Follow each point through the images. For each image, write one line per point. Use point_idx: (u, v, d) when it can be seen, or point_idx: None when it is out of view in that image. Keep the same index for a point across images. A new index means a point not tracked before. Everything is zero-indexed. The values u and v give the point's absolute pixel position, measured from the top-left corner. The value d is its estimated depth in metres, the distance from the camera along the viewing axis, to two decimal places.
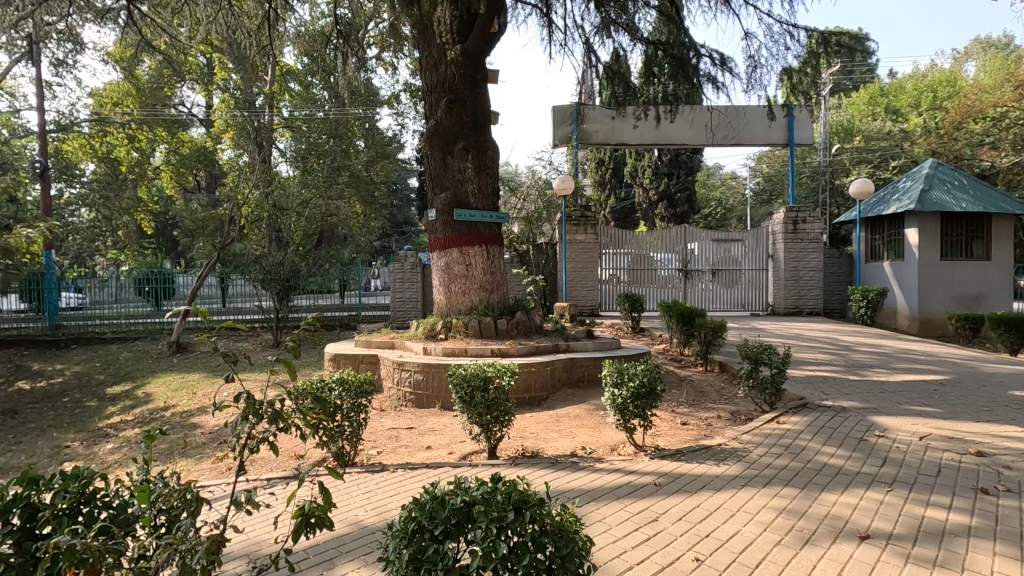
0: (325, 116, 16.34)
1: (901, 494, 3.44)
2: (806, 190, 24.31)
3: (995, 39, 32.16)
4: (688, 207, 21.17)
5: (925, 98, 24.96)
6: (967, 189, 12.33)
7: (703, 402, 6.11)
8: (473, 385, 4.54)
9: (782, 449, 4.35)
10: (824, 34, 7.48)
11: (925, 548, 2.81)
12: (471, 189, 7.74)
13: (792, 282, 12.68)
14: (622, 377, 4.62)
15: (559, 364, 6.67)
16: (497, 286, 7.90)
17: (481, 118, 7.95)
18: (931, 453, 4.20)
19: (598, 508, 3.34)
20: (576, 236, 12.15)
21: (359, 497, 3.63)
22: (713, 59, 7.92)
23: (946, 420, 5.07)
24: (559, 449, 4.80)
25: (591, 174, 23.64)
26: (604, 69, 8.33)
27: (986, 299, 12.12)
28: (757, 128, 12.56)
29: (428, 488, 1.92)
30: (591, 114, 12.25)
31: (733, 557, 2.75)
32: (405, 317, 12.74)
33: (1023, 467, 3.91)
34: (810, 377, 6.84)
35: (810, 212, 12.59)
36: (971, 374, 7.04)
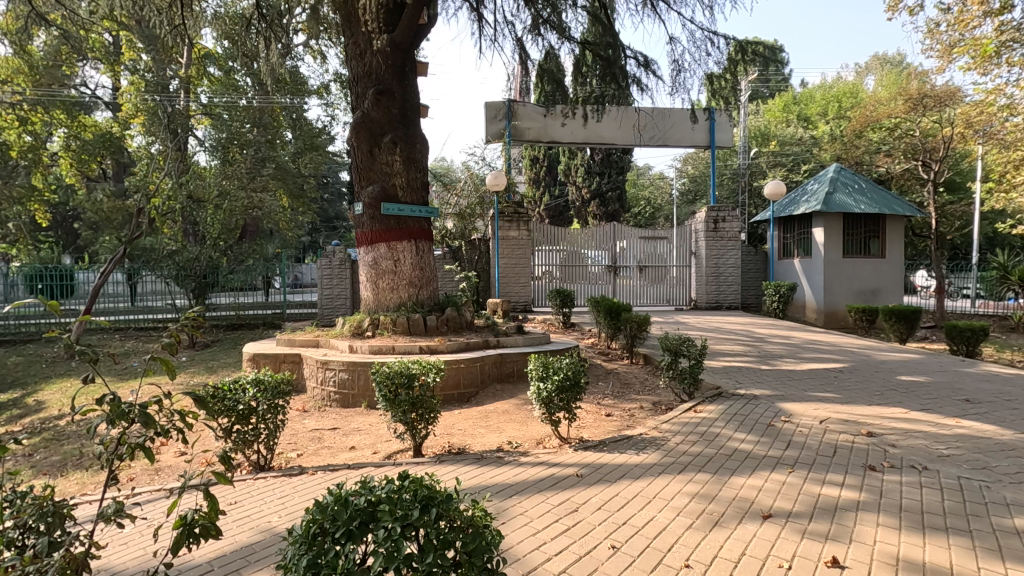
0: (248, 103, 15.37)
1: (802, 474, 3.69)
2: (727, 191, 25.71)
3: (891, 57, 35.29)
4: (619, 206, 21.84)
5: (832, 109, 27.02)
6: (866, 192, 13.42)
7: (627, 394, 6.30)
8: (397, 382, 4.43)
9: (698, 436, 4.55)
10: (742, 42, 7.87)
11: (819, 523, 3.02)
12: (399, 182, 7.56)
13: (712, 278, 13.33)
14: (547, 371, 4.67)
15: (489, 360, 6.66)
16: (427, 283, 7.78)
17: (410, 111, 7.78)
18: (829, 435, 4.53)
19: (521, 502, 3.35)
20: (508, 232, 12.19)
21: (274, 503, 3.45)
22: (638, 61, 8.16)
23: (844, 404, 5.50)
24: (486, 444, 4.79)
25: (526, 172, 23.80)
26: (535, 66, 8.36)
27: (882, 293, 13.24)
28: (681, 130, 13.08)
29: (333, 488, 1.85)
30: (523, 111, 12.33)
31: (648, 543, 2.83)
32: (333, 314, 12.34)
33: (906, 445, 4.29)
34: (725, 367, 7.22)
35: (729, 212, 13.24)
36: (866, 362, 7.70)
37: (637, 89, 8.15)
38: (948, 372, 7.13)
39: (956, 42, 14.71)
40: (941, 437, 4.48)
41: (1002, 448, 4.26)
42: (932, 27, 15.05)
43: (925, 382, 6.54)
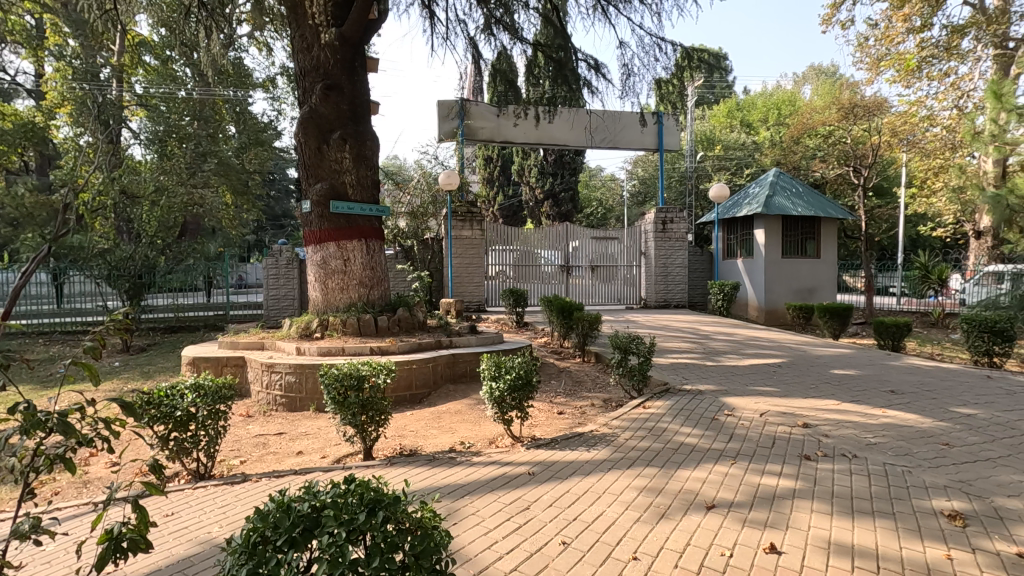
0: (188, 95, 14.63)
1: (743, 465, 3.85)
2: (675, 194, 26.51)
3: (826, 68, 37.29)
4: (572, 206, 22.16)
5: (772, 116, 28.32)
6: (803, 196, 14.12)
7: (579, 391, 6.40)
8: (346, 384, 4.34)
9: (647, 431, 4.67)
10: (688, 48, 8.12)
11: (758, 512, 3.15)
12: (349, 180, 7.39)
13: (661, 277, 13.72)
14: (499, 370, 4.67)
15: (441, 360, 6.61)
16: (378, 282, 7.65)
17: (360, 107, 7.62)
18: (768, 427, 4.75)
19: (472, 502, 3.34)
20: (462, 232, 12.13)
21: (214, 513, 3.30)
22: (588, 64, 8.29)
23: (782, 397, 5.78)
24: (438, 445, 4.75)
25: (480, 172, 23.75)
26: (487, 66, 8.36)
27: (817, 292, 13.97)
28: (631, 133, 13.38)
29: (275, 495, 1.80)
30: (476, 111, 12.30)
31: (597, 537, 2.89)
32: (279, 315, 11.94)
33: (837, 435, 4.55)
34: (673, 364, 7.44)
35: (677, 213, 13.64)
36: (803, 357, 8.12)
37: (588, 92, 8.28)
38: (875, 365, 7.60)
39: (883, 56, 15.67)
40: (869, 426, 4.77)
41: (923, 434, 4.57)
42: (861, 41, 16.03)
43: (855, 375, 6.96)
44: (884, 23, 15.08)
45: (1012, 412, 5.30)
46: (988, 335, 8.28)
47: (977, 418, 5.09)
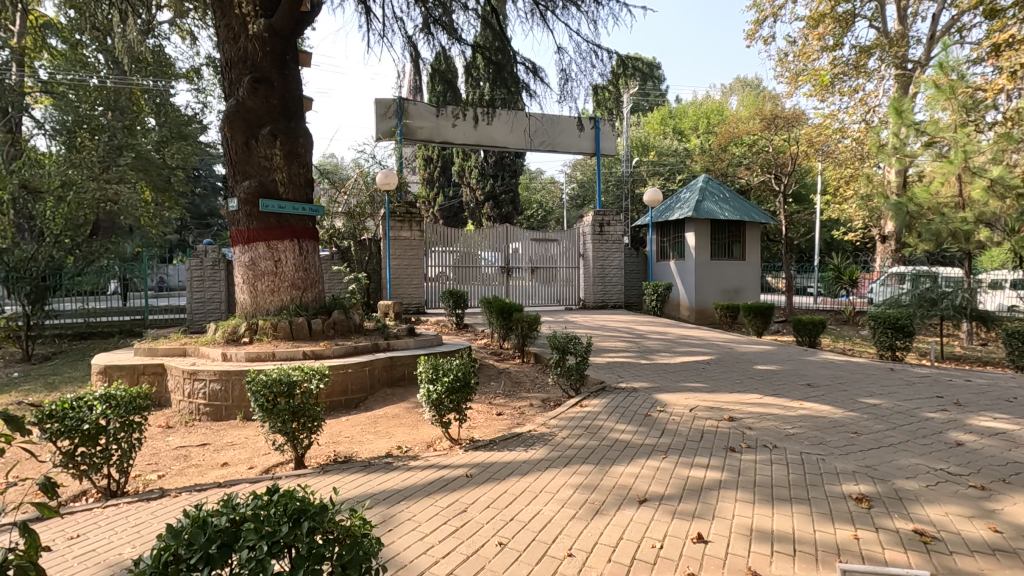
0: (101, 83, 13.57)
1: (673, 459, 4.00)
2: (612, 197, 27.30)
3: (750, 80, 39.55)
4: (513, 208, 22.33)
5: (702, 124, 29.71)
6: (729, 201, 14.87)
7: (517, 392, 6.43)
8: (276, 391, 4.15)
9: (583, 429, 4.76)
10: (623, 57, 8.37)
11: (686, 503, 3.28)
12: (279, 178, 7.09)
13: (599, 279, 14.05)
14: (437, 372, 4.62)
15: (378, 363, 6.48)
16: (312, 284, 7.40)
17: (291, 103, 7.33)
18: (697, 422, 4.95)
19: (408, 507, 3.28)
20: (400, 232, 11.92)
21: (126, 533, 3.05)
22: (526, 67, 8.36)
23: (710, 393, 6.06)
24: (374, 451, 4.65)
25: (420, 172, 23.46)
26: (426, 66, 8.26)
27: (743, 292, 14.76)
28: (569, 137, 13.62)
29: (190, 510, 1.71)
30: (415, 110, 12.14)
31: (533, 536, 2.91)
32: (205, 319, 11.28)
33: (760, 427, 4.81)
34: (609, 363, 7.62)
35: (613, 216, 14.01)
36: (729, 354, 8.56)
37: (527, 95, 8.35)
38: (793, 361, 8.11)
39: (800, 71, 16.79)
40: (788, 418, 5.09)
41: (835, 424, 4.92)
42: (781, 57, 17.11)
43: (776, 370, 7.41)
44: (801, 41, 16.18)
45: (911, 400, 5.80)
46: (891, 330, 9.02)
47: (881, 407, 5.53)
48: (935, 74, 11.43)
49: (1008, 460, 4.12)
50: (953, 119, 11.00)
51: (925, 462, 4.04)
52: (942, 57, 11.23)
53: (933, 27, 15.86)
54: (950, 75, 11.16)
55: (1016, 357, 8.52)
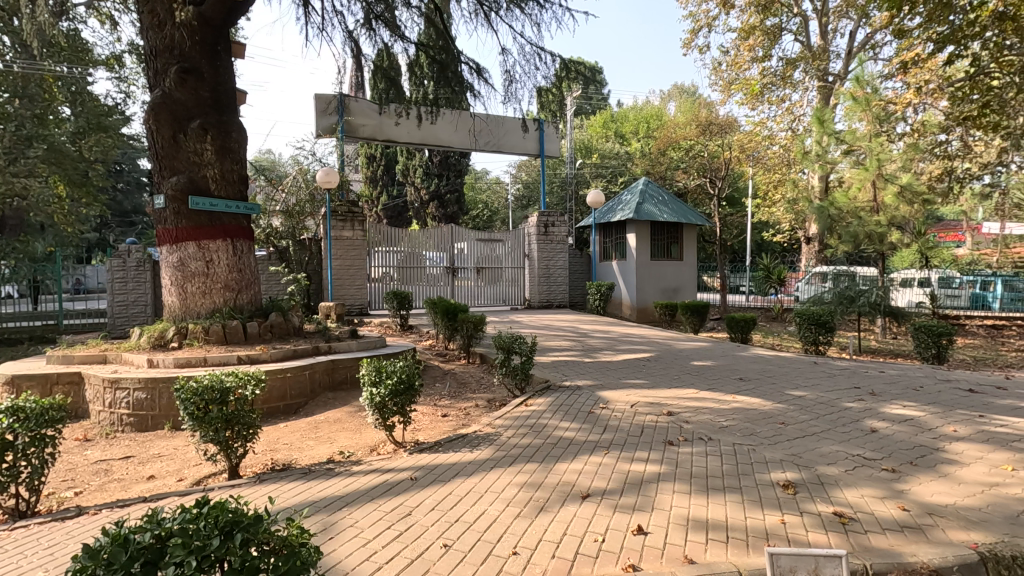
0: (6, 68, 12.44)
1: (614, 454, 4.12)
2: (556, 198, 27.69)
3: (687, 87, 41.16)
4: (458, 208, 22.22)
5: (642, 128, 30.64)
6: (668, 204, 15.39)
7: (463, 393, 6.41)
8: (207, 398, 3.94)
9: (528, 428, 4.81)
10: (566, 61, 8.50)
11: (627, 497, 3.38)
12: (211, 174, 6.74)
13: (544, 278, 14.21)
14: (380, 375, 4.53)
15: (319, 367, 6.29)
16: (247, 285, 7.09)
17: (223, 95, 6.99)
18: (638, 417, 5.10)
19: (350, 513, 3.21)
20: (342, 232, 11.60)
21: (37, 556, 2.82)
22: (471, 67, 8.34)
23: (650, 389, 6.26)
24: (314, 457, 4.51)
25: (363, 170, 22.92)
26: (368, 62, 8.06)
27: (681, 291, 15.34)
28: (514, 138, 13.70)
29: (110, 528, 1.61)
30: (356, 107, 11.86)
31: (478, 536, 2.91)
32: (128, 323, 10.57)
33: (696, 420, 5.02)
34: (554, 362, 7.73)
35: (558, 217, 14.21)
36: (668, 351, 8.87)
37: (471, 95, 8.32)
38: (728, 356, 8.50)
39: (733, 80, 17.62)
40: (722, 411, 5.33)
41: (765, 416, 5.20)
42: (716, 66, 17.92)
43: (711, 365, 7.75)
44: (734, 51, 17.01)
45: (831, 392, 6.22)
46: (815, 326, 9.62)
47: (805, 399, 5.90)
48: (852, 87, 12.31)
49: (915, 444, 4.50)
50: (869, 129, 11.80)
51: (844, 449, 4.34)
52: (858, 71, 12.10)
53: (851, 43, 17.05)
54: (865, 88, 12.05)
55: (922, 349, 9.30)
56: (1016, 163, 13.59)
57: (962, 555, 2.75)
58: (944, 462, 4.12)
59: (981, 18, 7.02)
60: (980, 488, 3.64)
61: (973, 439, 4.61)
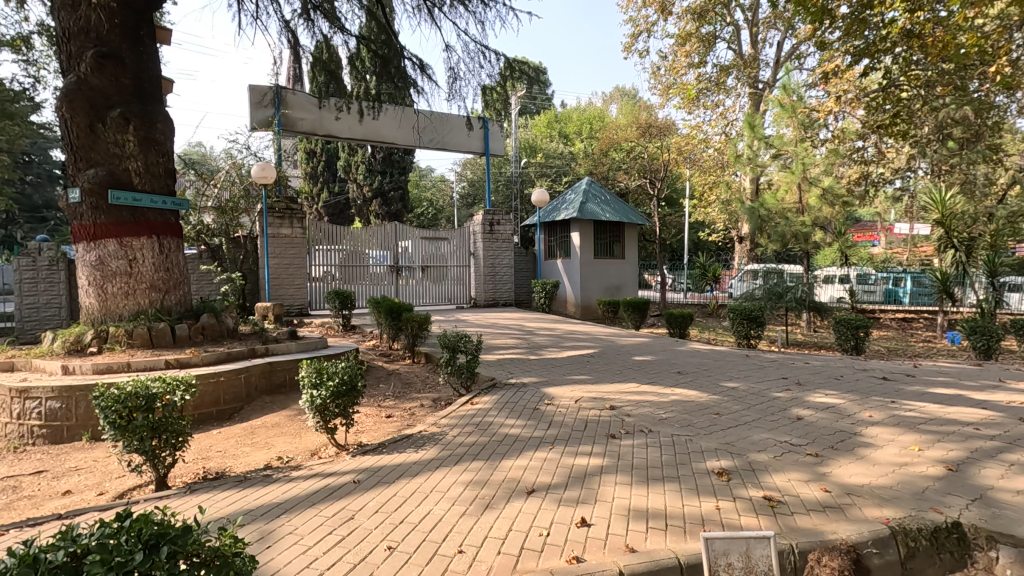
0: None
1: (558, 449, 4.18)
2: (502, 197, 27.79)
3: (628, 90, 42.30)
4: (402, 205, 21.90)
5: (585, 129, 31.22)
6: (610, 203, 15.75)
7: (407, 393, 6.33)
8: (130, 406, 3.69)
9: (473, 426, 4.81)
10: (510, 60, 8.51)
11: (571, 490, 3.44)
12: (134, 167, 6.34)
13: (489, 277, 14.23)
14: (321, 376, 4.39)
15: (255, 370, 6.04)
16: (175, 285, 6.72)
17: (146, 83, 6.57)
18: (582, 412, 5.20)
19: (290, 520, 3.10)
20: (280, 229, 11.14)
21: None
22: (414, 63, 8.20)
23: (594, 384, 6.41)
24: (250, 464, 4.33)
25: (302, 166, 22.17)
26: (306, 54, 7.77)
27: (623, 289, 15.77)
28: (458, 135, 13.62)
29: (16, 549, 1.48)
30: (294, 100, 11.42)
31: (423, 537, 2.88)
32: (39, 327, 9.77)
33: (637, 414, 5.17)
34: (499, 360, 7.76)
35: (503, 216, 14.25)
36: (611, 347, 9.10)
37: (415, 91, 8.20)
38: (666, 351, 8.81)
39: (671, 85, 18.26)
40: (662, 404, 5.52)
41: (701, 407, 5.43)
42: (654, 70, 18.55)
43: (651, 360, 8.02)
44: (671, 57, 17.63)
45: (761, 382, 6.58)
46: (746, 321, 10.12)
47: (738, 390, 6.21)
48: (780, 94, 13.02)
49: (835, 429, 4.83)
50: (794, 134, 12.67)
51: (772, 436, 4.59)
52: (785, 80, 12.83)
53: (778, 53, 18.02)
54: (791, 96, 12.80)
55: (843, 341, 9.97)
56: (923, 169, 14.82)
57: (876, 530, 2.97)
58: (861, 445, 4.44)
59: (891, 34, 7.53)
60: (892, 468, 3.95)
61: (886, 423, 5.00)
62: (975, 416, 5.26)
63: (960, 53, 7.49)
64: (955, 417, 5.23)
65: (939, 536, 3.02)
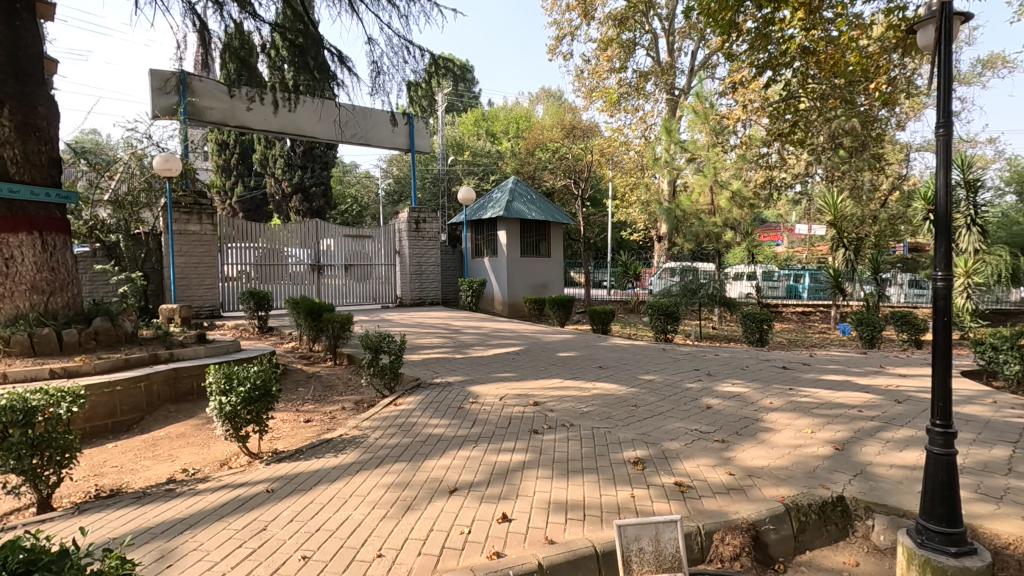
0: None
1: (481, 447, 4.19)
2: (429, 195, 27.47)
3: (554, 91, 43.09)
4: (324, 201, 21.10)
5: (512, 128, 31.52)
6: (536, 203, 15.98)
7: (328, 396, 6.12)
8: (5, 421, 3.31)
9: (396, 428, 4.73)
10: (435, 57, 8.42)
11: (493, 487, 3.47)
12: (10, 155, 5.68)
13: (415, 275, 14.04)
14: (231, 383, 4.14)
15: (157, 377, 5.62)
16: (61, 287, 6.11)
17: (25, 62, 5.92)
18: (506, 409, 5.26)
19: (194, 536, 2.91)
20: (187, 226, 10.37)
21: None
22: (334, 54, 7.91)
23: (519, 381, 6.49)
24: (151, 478, 4.02)
25: (213, 158, 20.83)
26: (216, 41, 7.29)
27: (549, 286, 16.07)
28: (382, 131, 13.30)
29: None
30: (201, 87, 10.68)
31: (341, 544, 2.80)
32: None
33: (560, 409, 5.29)
34: (424, 359, 7.67)
35: (429, 214, 14.08)
36: (536, 344, 9.25)
37: (335, 84, 7.91)
38: (589, 346, 9.08)
39: (594, 88, 18.81)
40: (584, 398, 5.69)
41: (620, 400, 5.65)
42: (579, 73, 19.04)
43: (575, 356, 8.24)
44: (595, 61, 18.16)
45: (675, 374, 6.95)
46: (663, 317, 10.63)
47: (655, 382, 6.51)
48: (695, 101, 13.74)
49: (740, 416, 5.18)
50: (707, 140, 13.40)
51: (684, 425, 4.86)
52: (699, 88, 13.57)
53: (692, 62, 19.03)
54: (704, 103, 13.55)
55: (750, 334, 10.70)
56: (818, 175, 16.21)
57: (772, 508, 3.21)
58: (762, 430, 4.79)
59: (790, 49, 8.16)
60: (788, 450, 4.29)
61: (784, 409, 5.44)
62: (859, 399, 5.82)
63: (849, 70, 8.22)
64: (842, 401, 5.77)
65: (826, 509, 3.32)
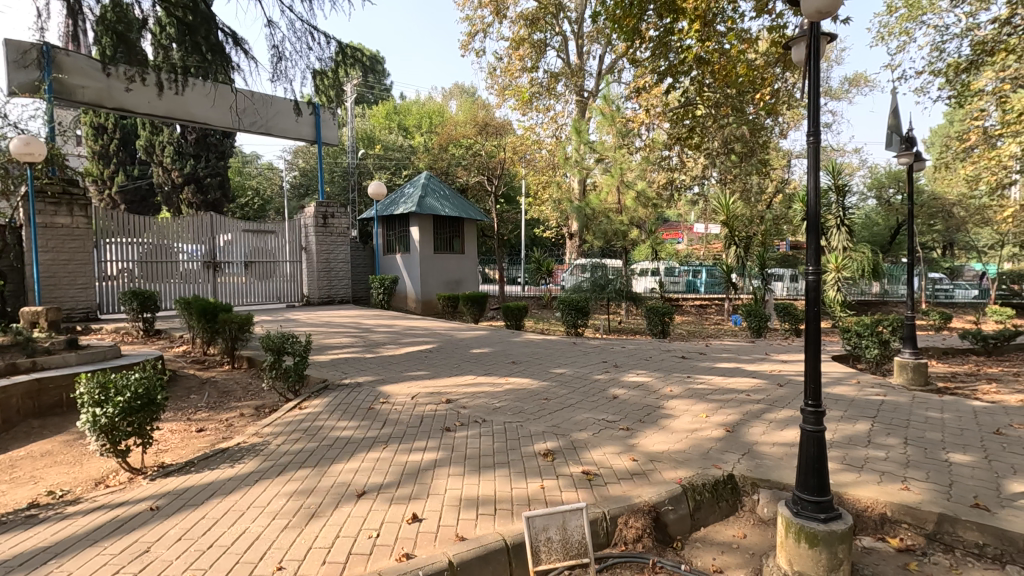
0: None
1: (391, 448, 4.09)
2: (338, 188, 26.44)
3: (467, 87, 42.98)
4: (221, 194, 19.39)
5: (424, 123, 31.05)
6: (449, 199, 15.86)
7: (225, 402, 5.70)
8: None
9: (301, 432, 4.50)
10: (342, 45, 8.07)
11: (404, 488, 3.40)
12: None
13: (323, 272, 13.46)
14: (107, 393, 3.71)
15: (16, 391, 4.97)
16: None
17: None
18: (418, 408, 5.17)
19: (61, 565, 2.59)
20: (54, 218, 9.19)
21: None
22: (227, 35, 7.34)
23: (431, 379, 6.41)
24: (7, 504, 3.54)
25: (87, 143, 18.71)
26: (88, 12, 6.51)
27: (463, 283, 16.02)
28: (284, 120, 12.59)
29: None
30: (70, 62, 9.53)
31: (236, 559, 2.62)
32: None
33: (472, 405, 5.29)
34: (332, 360, 7.36)
35: (338, 208, 13.56)
36: (450, 341, 9.19)
37: (230, 68, 7.36)
38: (503, 342, 9.17)
39: (506, 86, 18.98)
40: (497, 394, 5.73)
41: (532, 394, 5.75)
42: (492, 71, 19.13)
43: (488, 352, 8.28)
44: (507, 59, 18.30)
45: (584, 367, 7.19)
46: (573, 311, 10.96)
47: (565, 375, 6.69)
48: (603, 104, 14.26)
49: (644, 405, 5.45)
50: (614, 142, 13.94)
51: (592, 416, 5.04)
52: (606, 91, 14.14)
53: (600, 66, 19.75)
54: (611, 105, 14.13)
55: (653, 326, 11.29)
56: (713, 177, 17.41)
57: (671, 489, 3.41)
58: (662, 416, 5.08)
59: (688, 59, 8.66)
60: (686, 434, 4.58)
61: (682, 396, 5.80)
62: (747, 385, 6.34)
63: (740, 80, 8.85)
64: (733, 386, 6.26)
65: (719, 487, 3.58)
